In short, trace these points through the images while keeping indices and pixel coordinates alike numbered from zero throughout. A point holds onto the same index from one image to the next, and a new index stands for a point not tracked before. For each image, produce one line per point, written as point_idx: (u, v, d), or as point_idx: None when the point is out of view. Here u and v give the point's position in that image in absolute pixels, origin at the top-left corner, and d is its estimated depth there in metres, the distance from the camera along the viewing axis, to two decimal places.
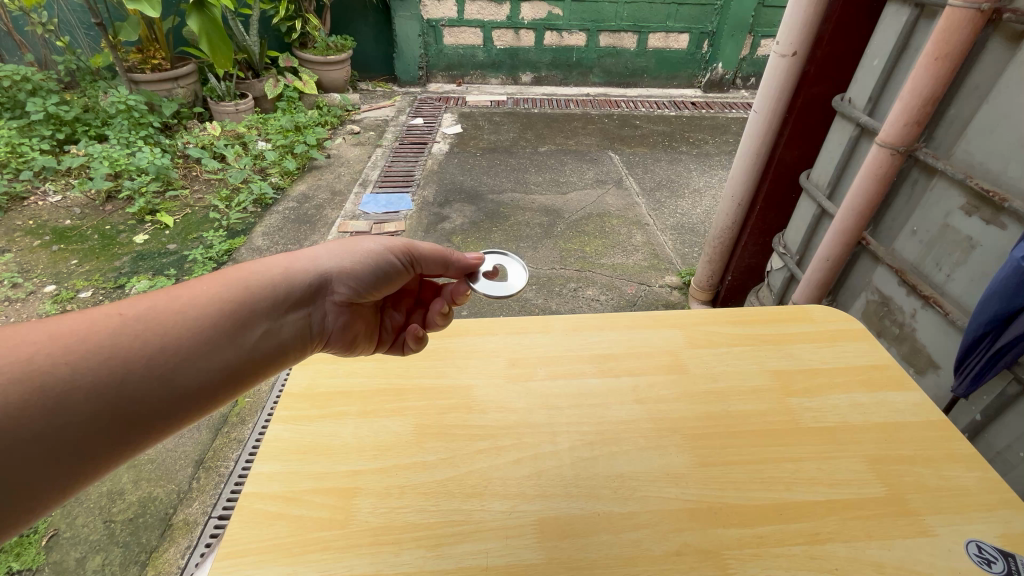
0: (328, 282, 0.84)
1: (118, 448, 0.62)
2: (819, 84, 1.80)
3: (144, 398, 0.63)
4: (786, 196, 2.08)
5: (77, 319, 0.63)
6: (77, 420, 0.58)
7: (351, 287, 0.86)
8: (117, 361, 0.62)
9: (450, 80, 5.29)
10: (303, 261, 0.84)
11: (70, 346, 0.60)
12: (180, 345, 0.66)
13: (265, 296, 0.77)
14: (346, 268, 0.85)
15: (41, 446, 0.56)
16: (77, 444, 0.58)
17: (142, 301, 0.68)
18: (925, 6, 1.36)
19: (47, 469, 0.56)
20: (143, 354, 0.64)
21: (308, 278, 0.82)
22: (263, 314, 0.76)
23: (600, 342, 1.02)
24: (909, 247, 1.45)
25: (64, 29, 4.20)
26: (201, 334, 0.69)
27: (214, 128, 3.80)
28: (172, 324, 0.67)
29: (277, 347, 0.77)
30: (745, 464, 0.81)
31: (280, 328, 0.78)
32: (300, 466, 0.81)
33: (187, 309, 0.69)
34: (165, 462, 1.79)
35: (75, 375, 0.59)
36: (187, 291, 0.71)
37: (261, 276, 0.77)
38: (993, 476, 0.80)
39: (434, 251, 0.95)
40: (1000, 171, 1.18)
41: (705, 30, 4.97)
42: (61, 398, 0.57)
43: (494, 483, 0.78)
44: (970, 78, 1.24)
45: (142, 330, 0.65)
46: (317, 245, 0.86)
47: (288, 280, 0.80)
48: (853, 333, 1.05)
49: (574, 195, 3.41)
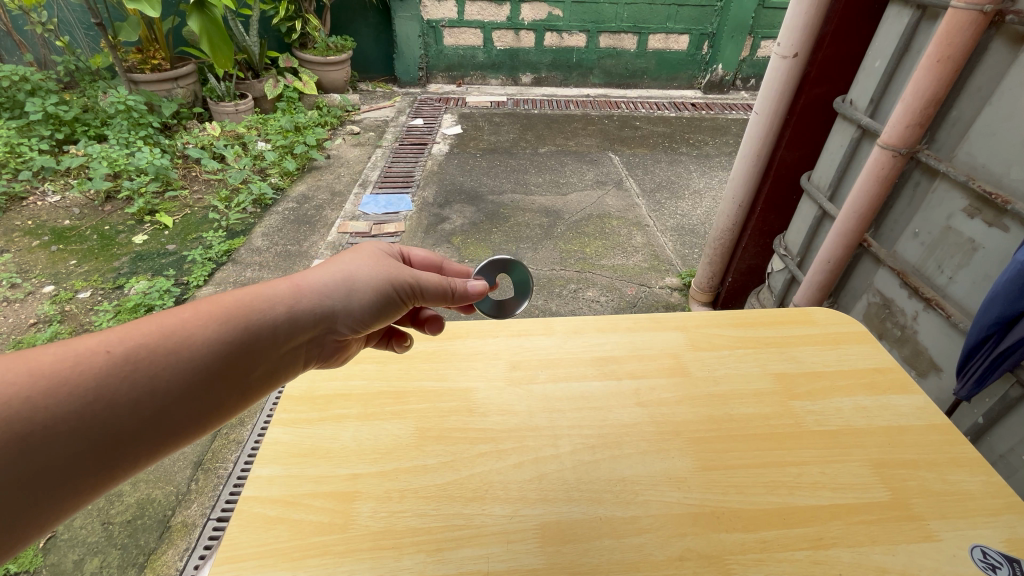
0: (331, 319, 0.76)
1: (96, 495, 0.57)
2: (820, 86, 1.79)
3: (130, 448, 0.57)
4: (787, 197, 2.07)
5: (56, 350, 0.55)
6: (54, 474, 0.53)
7: (359, 324, 0.79)
8: (101, 407, 0.55)
9: (450, 81, 5.29)
10: (308, 289, 0.74)
11: (46, 388, 0.53)
12: (171, 388, 0.60)
13: (268, 331, 0.69)
14: (359, 304, 0.78)
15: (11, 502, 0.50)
16: (54, 497, 0.53)
17: (131, 330, 0.60)
18: (926, 8, 1.36)
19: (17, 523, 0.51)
20: (131, 399, 0.57)
21: (316, 312, 0.74)
22: (264, 352, 0.69)
23: (602, 344, 1.02)
24: (910, 249, 1.45)
25: (64, 29, 4.19)
26: (195, 376, 0.62)
27: (213, 128, 3.80)
28: (163, 364, 0.60)
29: (272, 386, 0.72)
30: (748, 467, 0.81)
31: (279, 366, 0.72)
32: (300, 470, 0.80)
33: (182, 345, 0.62)
34: (164, 463, 1.78)
35: (54, 424, 0.52)
36: (184, 322, 0.63)
37: (265, 309, 0.69)
38: (998, 480, 0.80)
39: (442, 288, 0.86)
40: (1003, 174, 1.18)
41: (705, 31, 4.98)
42: (38, 451, 0.51)
43: (495, 488, 0.77)
44: (972, 80, 1.23)
45: (130, 370, 0.58)
46: (332, 271, 0.77)
47: (293, 314, 0.72)
48: (856, 336, 1.05)
49: (575, 196, 3.40)
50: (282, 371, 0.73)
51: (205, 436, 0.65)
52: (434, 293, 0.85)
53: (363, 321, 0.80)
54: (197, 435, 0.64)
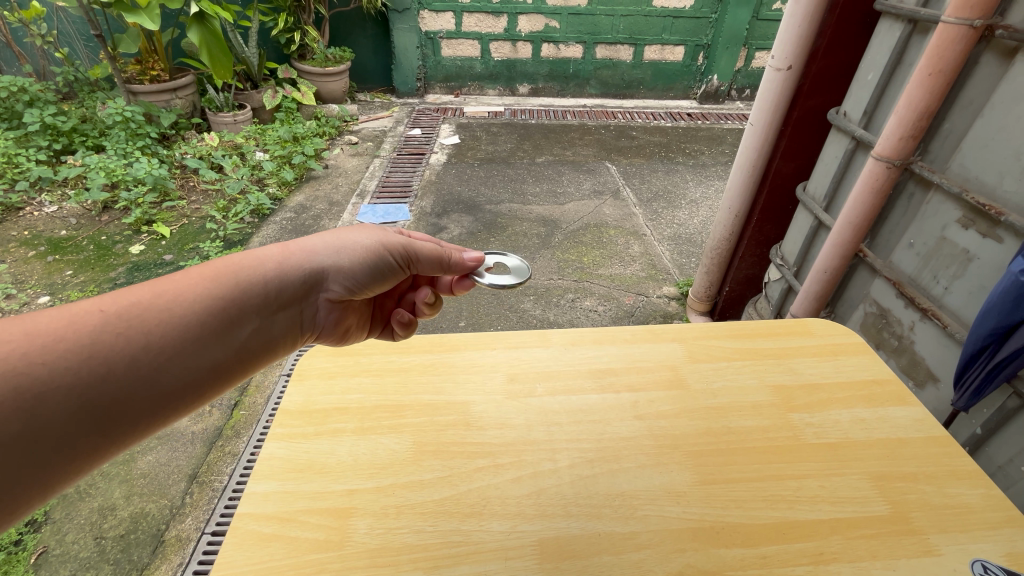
0: (321, 278, 0.84)
1: (100, 450, 0.61)
2: (814, 97, 1.81)
3: (129, 398, 0.62)
4: (782, 207, 2.09)
5: (53, 313, 0.61)
6: (56, 422, 0.57)
7: (347, 285, 0.87)
8: (98, 359, 0.60)
9: (448, 91, 5.33)
10: (296, 253, 0.83)
11: (45, 344, 0.58)
12: (165, 343, 0.66)
13: (253, 293, 0.76)
14: (343, 263, 0.86)
15: (18, 449, 0.55)
16: (59, 447, 0.57)
17: (123, 295, 0.67)
18: (918, 21, 1.38)
19: (27, 472, 0.55)
20: (125, 352, 0.63)
21: (301, 274, 0.82)
22: (252, 312, 0.76)
23: (599, 356, 1.02)
24: (906, 259, 1.46)
25: (63, 41, 4.21)
26: (189, 332, 0.68)
27: (211, 138, 3.81)
28: (155, 320, 0.66)
29: (267, 344, 0.78)
30: (747, 481, 0.80)
31: (269, 326, 0.78)
32: (296, 486, 0.79)
33: (172, 305, 0.68)
34: (158, 476, 1.76)
35: (55, 376, 0.57)
36: (172, 287, 0.70)
37: (251, 271, 0.76)
38: (997, 493, 0.79)
39: (435, 252, 0.96)
40: (996, 186, 1.19)
41: (700, 42, 5.04)
42: (38, 399, 0.56)
43: (493, 503, 0.77)
44: (964, 93, 1.25)
45: (123, 327, 0.64)
46: (315, 237, 0.86)
47: (281, 276, 0.80)
48: (853, 346, 1.05)
49: (572, 205, 3.42)
50: (271, 332, 0.79)
51: (202, 392, 0.70)
52: (431, 259, 0.96)
53: (354, 282, 0.88)
54: (194, 393, 0.69)
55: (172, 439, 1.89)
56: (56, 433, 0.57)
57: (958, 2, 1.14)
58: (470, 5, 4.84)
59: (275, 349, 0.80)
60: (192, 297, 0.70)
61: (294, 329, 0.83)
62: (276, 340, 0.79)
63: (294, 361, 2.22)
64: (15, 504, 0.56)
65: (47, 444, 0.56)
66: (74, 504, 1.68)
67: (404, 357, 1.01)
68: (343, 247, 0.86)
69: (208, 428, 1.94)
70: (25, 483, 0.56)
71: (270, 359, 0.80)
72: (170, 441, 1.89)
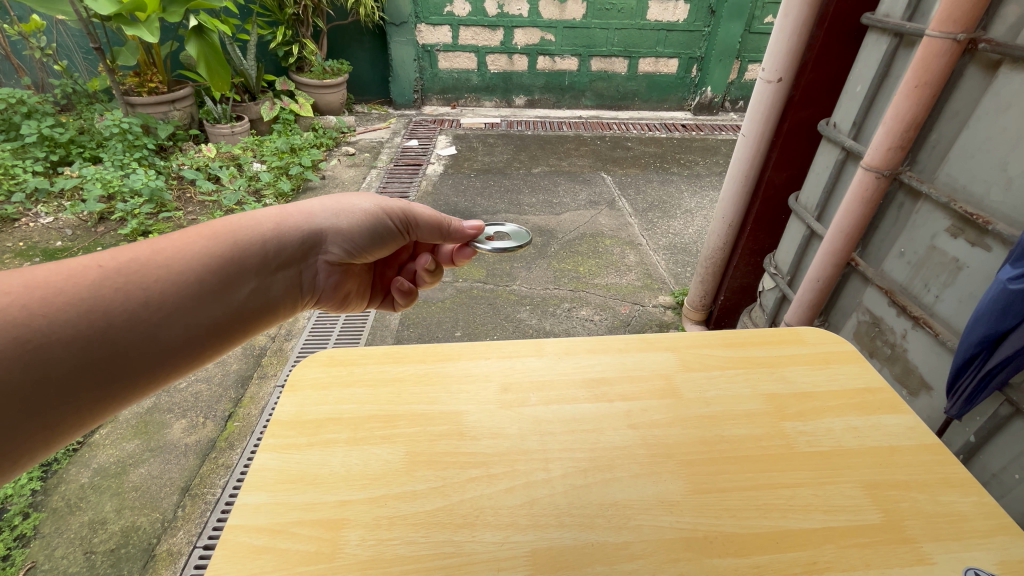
0: (318, 240, 0.94)
1: (105, 394, 0.68)
2: (805, 108, 1.84)
3: (131, 348, 0.69)
4: (775, 216, 2.11)
5: (54, 268, 0.68)
6: (63, 366, 0.64)
7: (343, 248, 0.97)
8: (98, 312, 0.67)
9: (445, 103, 5.38)
10: (293, 216, 0.92)
11: (48, 296, 0.64)
12: (163, 299, 0.73)
13: (248, 254, 0.83)
14: (339, 227, 0.95)
15: (30, 390, 0.61)
16: (68, 389, 0.64)
17: (120, 253, 0.73)
18: (904, 35, 1.41)
19: (40, 411, 0.62)
20: (124, 306, 0.69)
21: (296, 237, 0.91)
22: (247, 272, 0.83)
23: (593, 365, 1.02)
24: (897, 268, 1.47)
25: (62, 53, 4.24)
26: (187, 289, 0.75)
27: (209, 150, 3.82)
28: (151, 277, 0.73)
29: (265, 302, 0.86)
30: (740, 490, 0.80)
31: (267, 286, 0.86)
32: (287, 497, 0.79)
33: (169, 264, 0.75)
34: (150, 489, 1.74)
35: (60, 327, 0.64)
36: (169, 246, 0.77)
37: (248, 233, 0.84)
38: (989, 501, 0.79)
39: (435, 218, 1.08)
40: (983, 196, 1.21)
41: (693, 55, 5.11)
42: (45, 345, 0.62)
43: (486, 514, 0.76)
44: (951, 104, 1.27)
45: (121, 282, 0.70)
46: (313, 202, 0.96)
47: (278, 237, 0.88)
48: (845, 355, 1.06)
49: (568, 215, 3.44)
50: (267, 292, 0.86)
51: (201, 345, 0.77)
52: (429, 224, 1.07)
53: (351, 244, 0.98)
54: (191, 346, 0.76)
55: (165, 452, 1.88)
56: (63, 377, 0.64)
57: (943, 16, 1.17)
58: (467, 19, 4.90)
59: (275, 306, 0.88)
60: (187, 257, 0.77)
61: (292, 289, 0.91)
62: (272, 298, 0.87)
63: (290, 372, 2.21)
64: (28, 441, 0.62)
65: (54, 387, 0.63)
66: (63, 517, 1.66)
67: (398, 367, 1.01)
68: (339, 214, 0.96)
69: (201, 440, 1.92)
70: (39, 421, 0.63)
71: (268, 317, 0.88)
72: (162, 453, 1.87)
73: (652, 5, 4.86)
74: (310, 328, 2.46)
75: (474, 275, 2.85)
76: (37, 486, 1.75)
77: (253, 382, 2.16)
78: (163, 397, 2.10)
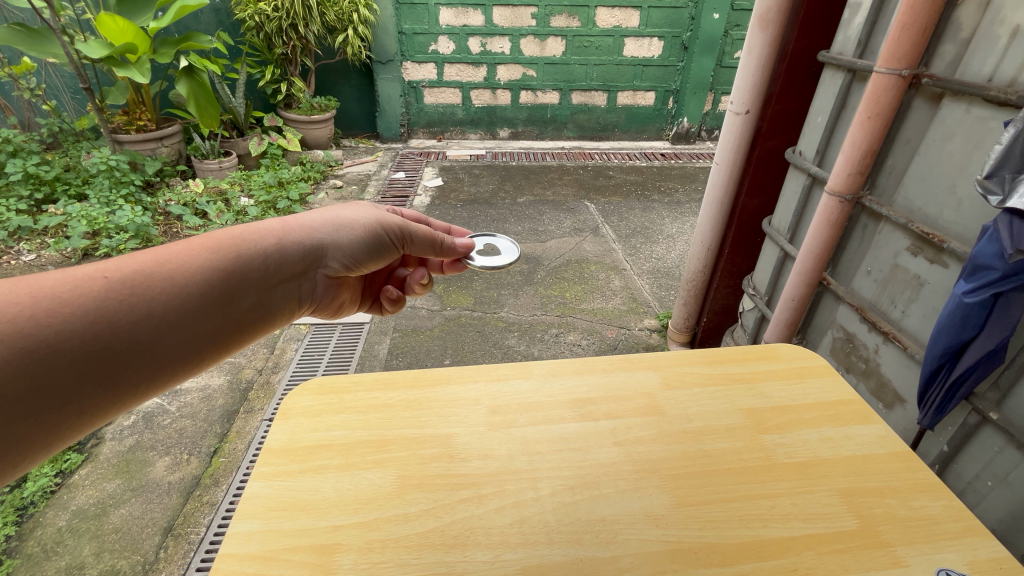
0: (320, 255, 0.97)
1: (105, 401, 0.69)
2: (773, 138, 1.94)
3: (132, 360, 0.71)
4: (751, 239, 2.19)
5: (59, 277, 0.69)
6: (64, 376, 0.65)
7: (342, 263, 1.01)
8: (102, 322, 0.69)
9: (430, 136, 5.54)
10: (296, 229, 0.95)
11: (52, 307, 0.66)
12: (166, 311, 0.75)
13: (250, 267, 0.86)
14: (339, 242, 1.00)
15: (31, 399, 0.63)
16: (68, 398, 0.66)
17: (124, 262, 0.75)
18: (856, 70, 1.52)
19: (40, 418, 0.64)
20: (128, 317, 0.71)
21: (299, 250, 0.94)
22: (248, 286, 0.85)
23: (578, 386, 1.05)
24: (865, 286, 1.55)
25: (50, 93, 4.29)
26: (189, 302, 0.77)
27: (196, 185, 3.85)
28: (154, 290, 0.74)
29: (263, 314, 0.89)
30: (721, 502, 0.83)
31: (266, 299, 0.88)
32: (279, 524, 0.80)
33: (172, 277, 0.77)
34: (131, 531, 1.69)
35: (65, 337, 0.65)
36: (173, 258, 0.78)
37: (249, 247, 0.86)
38: (957, 504, 0.83)
39: (427, 236, 1.13)
40: (937, 216, 1.29)
41: (669, 88, 5.34)
42: (49, 354, 0.64)
43: (477, 533, 0.78)
44: (902, 133, 1.37)
45: (126, 294, 0.72)
46: (314, 215, 0.99)
47: (281, 250, 0.91)
48: (819, 369, 1.10)
49: (553, 243, 3.52)
50: (266, 302, 0.89)
51: (199, 359, 0.79)
52: (423, 241, 1.13)
53: (353, 260, 1.03)
54: (190, 359, 0.78)
55: (147, 491, 1.83)
56: (64, 387, 0.65)
57: (888, 54, 1.27)
58: (451, 57, 5.09)
59: (274, 318, 0.92)
60: (189, 269, 0.79)
61: (291, 301, 0.94)
62: (271, 309, 0.90)
63: (278, 404, 2.20)
64: (29, 448, 0.63)
65: (55, 396, 0.64)
66: (39, 563, 1.60)
67: (389, 392, 1.03)
68: (340, 229, 1.00)
69: (185, 477, 1.89)
70: (41, 429, 0.64)
71: (265, 326, 0.91)
72: (144, 493, 1.82)
73: (628, 42, 5.10)
74: (298, 360, 2.46)
75: (462, 303, 2.89)
76: (12, 532, 1.69)
77: (239, 417, 2.14)
78: (145, 434, 2.06)
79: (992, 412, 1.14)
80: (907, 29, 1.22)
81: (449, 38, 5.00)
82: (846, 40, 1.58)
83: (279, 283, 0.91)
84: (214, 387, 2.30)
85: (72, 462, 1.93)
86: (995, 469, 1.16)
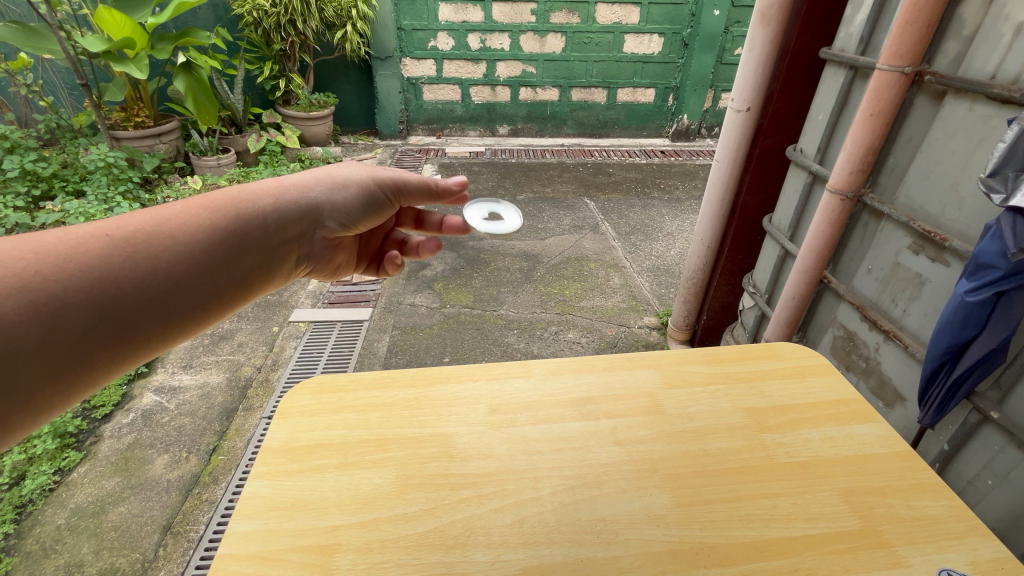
0: (317, 214, 0.97)
1: (115, 357, 0.70)
2: (774, 135, 1.93)
3: (140, 315, 0.71)
4: (751, 236, 2.19)
5: (60, 234, 0.68)
6: (73, 330, 0.65)
7: (339, 223, 1.00)
8: (109, 279, 0.68)
9: (430, 133, 5.52)
10: (292, 188, 0.94)
11: (58, 264, 0.65)
12: (172, 268, 0.74)
13: (251, 227, 0.85)
14: (336, 200, 0.99)
15: (41, 352, 0.63)
16: (77, 352, 0.65)
17: (125, 221, 0.74)
18: (858, 68, 1.51)
19: (49, 371, 0.64)
20: (134, 274, 0.70)
21: (297, 210, 0.92)
22: (250, 246, 0.84)
23: (579, 385, 1.04)
24: (866, 284, 1.54)
25: (47, 89, 4.27)
26: (194, 260, 0.77)
27: (195, 182, 3.84)
28: (158, 248, 0.73)
29: (264, 272, 0.88)
30: (722, 501, 0.83)
31: (268, 259, 0.88)
32: (277, 524, 0.79)
33: (175, 235, 0.76)
34: (130, 529, 1.69)
35: (74, 294, 0.65)
36: (175, 218, 0.77)
37: (248, 206, 0.85)
38: (959, 504, 0.83)
39: (423, 188, 1.10)
40: (939, 214, 1.28)
41: (669, 85, 5.33)
42: (58, 308, 0.64)
43: (476, 534, 0.77)
44: (904, 131, 1.37)
45: (130, 252, 0.71)
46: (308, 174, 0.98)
47: (279, 210, 0.90)
48: (820, 368, 1.10)
49: (552, 240, 3.51)
50: (268, 262, 0.88)
51: (203, 318, 0.79)
52: (420, 193, 1.10)
53: (349, 220, 1.02)
54: (194, 317, 0.78)
55: (146, 489, 1.83)
56: (73, 341, 0.65)
57: (891, 51, 1.26)
58: (450, 53, 5.07)
59: (274, 278, 0.91)
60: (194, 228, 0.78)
61: (290, 261, 0.94)
62: (272, 269, 0.89)
63: (277, 402, 2.20)
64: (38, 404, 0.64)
65: (65, 350, 0.64)
66: (38, 561, 1.60)
67: (388, 391, 1.03)
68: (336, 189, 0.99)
69: (184, 475, 1.88)
70: (52, 385, 0.64)
71: (266, 286, 0.91)
72: (143, 491, 1.82)
73: (628, 39, 5.08)
74: (297, 357, 2.45)
75: (462, 301, 2.88)
76: (11, 530, 1.68)
77: (239, 415, 2.14)
78: (144, 432, 2.05)
79: (994, 412, 1.14)
80: (910, 26, 1.21)
81: (448, 34, 4.98)
82: (847, 37, 1.57)
83: (284, 243, 0.90)
84: (213, 385, 2.29)
85: (70, 460, 1.92)
86: (995, 469, 1.16)
